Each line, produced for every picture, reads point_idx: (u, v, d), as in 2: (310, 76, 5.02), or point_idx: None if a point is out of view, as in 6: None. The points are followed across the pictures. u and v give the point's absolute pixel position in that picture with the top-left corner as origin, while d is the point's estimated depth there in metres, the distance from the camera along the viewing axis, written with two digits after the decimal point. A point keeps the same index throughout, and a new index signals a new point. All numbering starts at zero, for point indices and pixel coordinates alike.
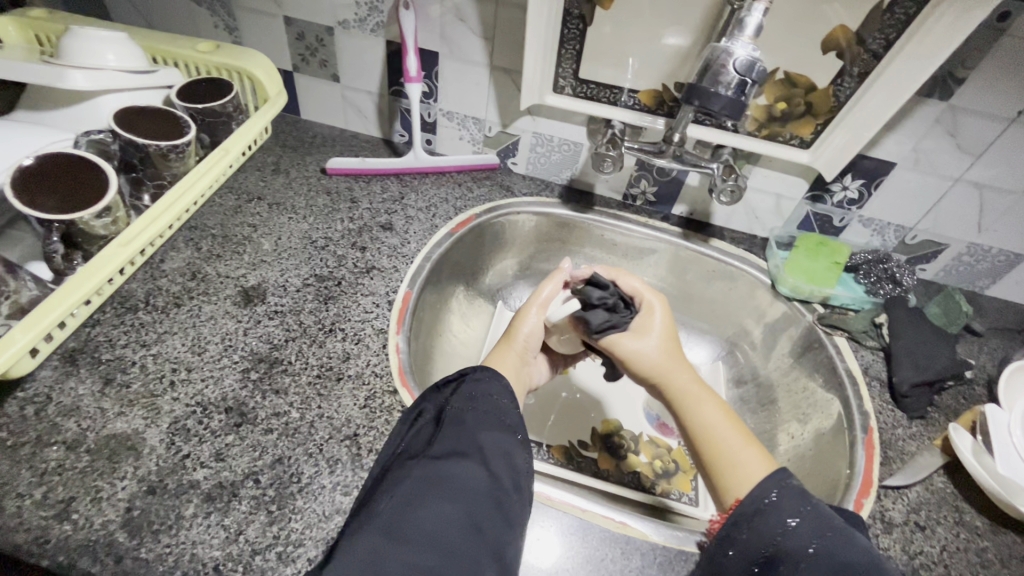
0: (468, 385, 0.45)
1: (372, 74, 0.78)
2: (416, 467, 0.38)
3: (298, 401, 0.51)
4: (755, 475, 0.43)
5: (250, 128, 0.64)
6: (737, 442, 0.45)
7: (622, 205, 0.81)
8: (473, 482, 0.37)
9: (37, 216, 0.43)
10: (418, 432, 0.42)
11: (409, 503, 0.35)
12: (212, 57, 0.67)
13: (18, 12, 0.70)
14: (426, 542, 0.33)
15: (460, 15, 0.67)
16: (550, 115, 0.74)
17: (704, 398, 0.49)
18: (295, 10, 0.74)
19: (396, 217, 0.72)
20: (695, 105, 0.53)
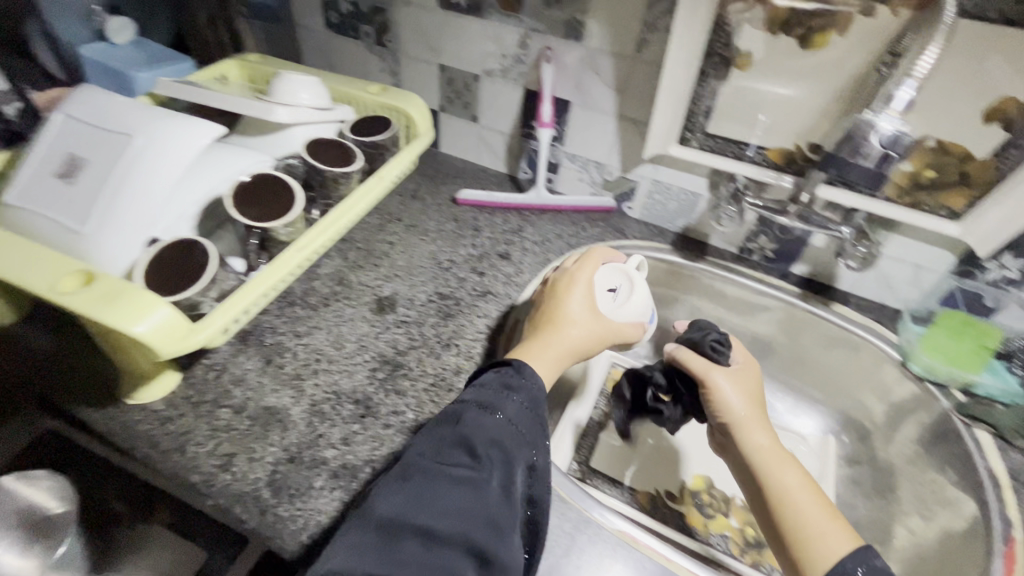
0: (504, 379, 0.48)
1: (508, 117, 0.85)
2: (423, 473, 0.40)
3: (414, 404, 0.57)
4: (839, 550, 0.43)
5: (401, 160, 0.74)
6: (821, 513, 0.46)
7: (737, 258, 0.80)
8: (466, 490, 0.39)
9: (245, 223, 0.55)
10: (443, 419, 0.45)
11: (408, 513, 0.38)
12: (379, 98, 0.78)
13: (241, 56, 0.88)
14: (430, 545, 0.36)
15: (597, 68, 0.73)
16: (672, 164, 0.76)
17: (790, 461, 0.50)
18: (450, 60, 0.84)
19: (514, 248, 0.77)
20: (830, 172, 0.56)
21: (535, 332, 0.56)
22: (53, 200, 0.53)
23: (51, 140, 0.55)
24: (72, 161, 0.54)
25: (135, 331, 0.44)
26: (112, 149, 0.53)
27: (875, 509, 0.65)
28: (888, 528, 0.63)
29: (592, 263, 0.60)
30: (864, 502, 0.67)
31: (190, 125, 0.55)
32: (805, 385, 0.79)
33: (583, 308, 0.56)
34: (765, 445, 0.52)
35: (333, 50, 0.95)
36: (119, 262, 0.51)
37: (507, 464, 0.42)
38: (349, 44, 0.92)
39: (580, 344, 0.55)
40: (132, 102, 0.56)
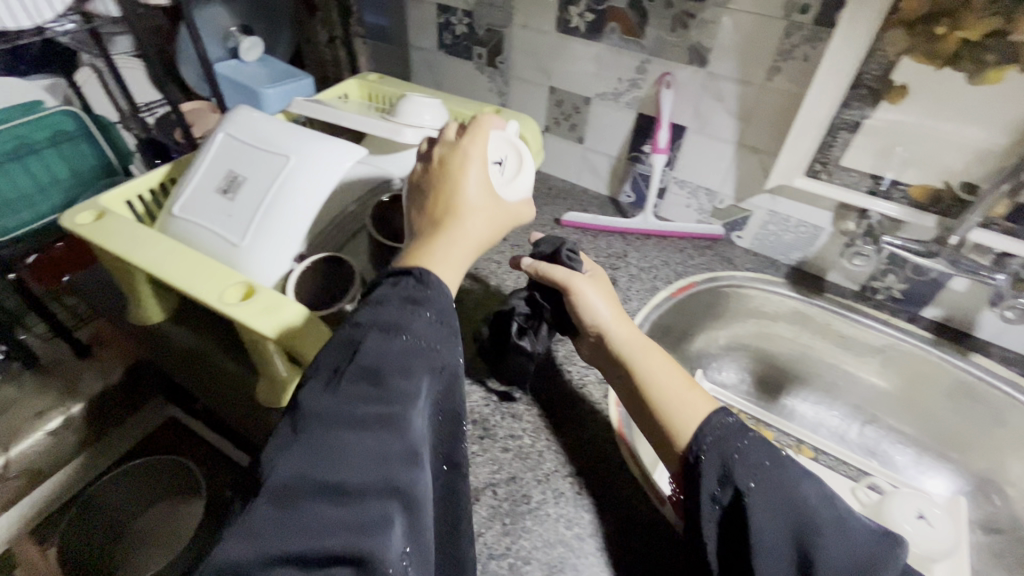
0: (394, 288, 0.41)
1: (616, 140, 0.85)
2: (315, 417, 0.34)
3: (531, 429, 0.57)
4: (702, 411, 0.46)
5: None
6: (680, 385, 0.49)
7: (858, 296, 0.75)
8: (381, 433, 0.34)
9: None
10: (341, 344, 0.38)
11: (303, 471, 0.32)
12: None
13: (362, 76, 0.93)
14: (331, 499, 0.31)
15: (720, 95, 0.71)
16: (794, 195, 0.73)
17: (656, 350, 0.53)
18: (561, 82, 0.85)
19: (620, 273, 0.77)
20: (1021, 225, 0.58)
21: (432, 230, 0.48)
22: (214, 213, 0.57)
23: (212, 157, 0.60)
24: (232, 177, 0.58)
25: (293, 343, 0.47)
26: (267, 168, 0.57)
27: None
28: None
29: (483, 135, 0.53)
30: None
31: (337, 147, 0.58)
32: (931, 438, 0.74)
33: (481, 190, 0.50)
34: (639, 339, 0.53)
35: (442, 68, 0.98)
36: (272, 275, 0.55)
37: (409, 387, 0.36)
38: (460, 64, 0.95)
39: (481, 235, 0.49)
40: (285, 124, 0.60)
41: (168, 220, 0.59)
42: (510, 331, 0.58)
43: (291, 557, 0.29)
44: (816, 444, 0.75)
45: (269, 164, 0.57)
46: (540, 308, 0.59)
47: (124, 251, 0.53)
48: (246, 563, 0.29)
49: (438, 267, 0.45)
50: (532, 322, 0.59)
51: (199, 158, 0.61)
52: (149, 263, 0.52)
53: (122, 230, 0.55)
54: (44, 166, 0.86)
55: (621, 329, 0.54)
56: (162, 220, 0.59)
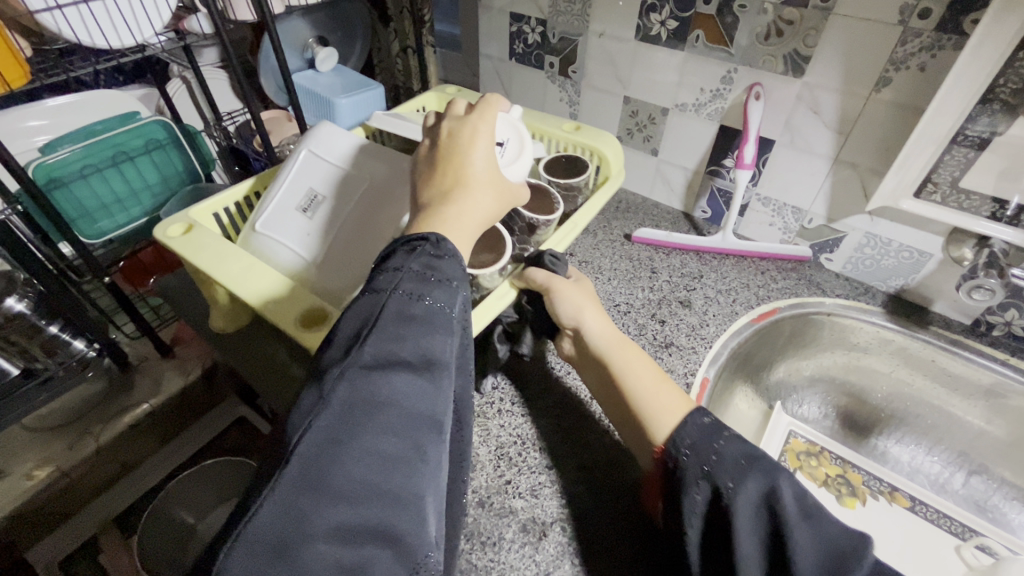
0: (420, 252, 0.38)
1: (695, 153, 0.81)
2: (336, 383, 0.30)
3: (601, 462, 0.54)
4: (673, 406, 0.46)
5: (592, 204, 0.71)
6: (651, 382, 0.49)
7: (970, 331, 0.67)
8: (409, 400, 0.31)
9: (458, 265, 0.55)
10: (364, 308, 0.34)
11: (327, 440, 0.28)
12: (575, 137, 0.77)
13: (440, 88, 0.92)
14: (359, 471, 0.27)
15: (817, 107, 0.65)
16: (898, 218, 0.66)
17: (628, 344, 0.54)
18: (637, 92, 0.81)
19: (695, 295, 0.72)
20: None
21: (438, 198, 0.44)
22: (294, 229, 0.59)
23: (293, 173, 0.61)
24: (313, 196, 0.60)
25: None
26: (350, 192, 0.59)
27: None
28: None
29: (491, 114, 0.51)
30: None
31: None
32: None
33: (488, 164, 0.47)
34: (606, 337, 0.54)
35: (513, 77, 0.97)
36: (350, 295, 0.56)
37: (434, 355, 0.33)
38: (530, 73, 0.94)
39: (487, 211, 0.46)
40: (369, 146, 0.62)
41: (249, 234, 0.59)
42: (493, 335, 0.62)
43: (325, 534, 0.25)
44: (913, 493, 0.68)
45: (352, 190, 0.60)
46: (524, 310, 0.63)
47: (208, 266, 0.54)
48: (277, 541, 0.25)
49: (450, 234, 0.42)
50: (518, 325, 0.62)
51: (281, 173, 0.62)
52: (230, 280, 0.52)
53: (207, 243, 0.56)
54: (138, 172, 0.91)
55: (598, 329, 0.55)
56: (244, 234, 0.60)
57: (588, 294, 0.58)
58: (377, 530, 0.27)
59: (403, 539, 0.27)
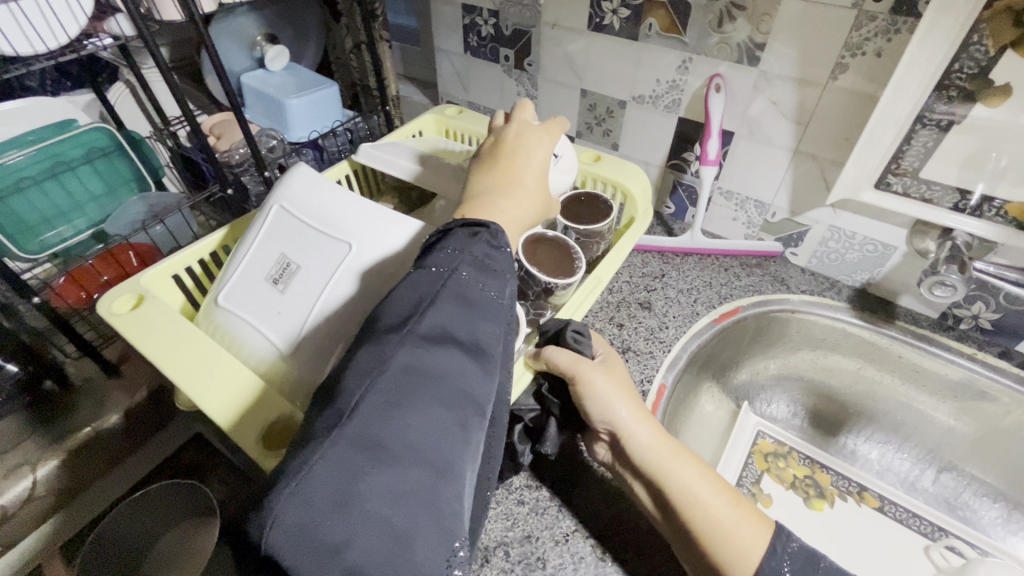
0: (467, 240, 0.39)
1: (655, 147, 0.78)
2: (394, 350, 0.30)
3: (550, 480, 0.52)
4: (754, 538, 0.41)
5: (620, 253, 0.61)
6: (723, 503, 0.43)
7: (936, 325, 0.65)
8: (458, 376, 0.31)
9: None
10: (416, 288, 0.35)
11: (381, 404, 0.28)
12: (594, 169, 0.66)
13: (442, 109, 0.80)
14: (409, 444, 0.28)
15: (774, 97, 0.62)
16: (860, 210, 0.63)
17: (684, 453, 0.46)
18: (594, 84, 0.78)
19: (656, 296, 0.69)
20: None
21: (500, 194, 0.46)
22: (263, 308, 0.47)
23: (265, 234, 0.50)
24: (285, 264, 0.48)
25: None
26: (317, 254, 0.47)
27: None
28: None
29: (559, 134, 0.52)
30: None
31: (398, 224, 0.48)
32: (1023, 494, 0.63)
33: (540, 175, 0.50)
34: (654, 445, 0.46)
35: (470, 72, 0.93)
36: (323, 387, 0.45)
37: (480, 339, 0.34)
38: (486, 67, 0.90)
39: (531, 216, 0.48)
40: (349, 195, 0.49)
41: (212, 309, 0.50)
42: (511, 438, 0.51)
43: (373, 496, 0.25)
44: (882, 492, 0.67)
45: (332, 256, 0.46)
46: (546, 402, 0.52)
47: (154, 355, 0.45)
48: (337, 492, 0.25)
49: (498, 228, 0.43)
50: (540, 421, 0.52)
51: (251, 233, 0.51)
52: (181, 374, 0.43)
53: (155, 326, 0.47)
54: (80, 183, 0.86)
55: (642, 434, 0.46)
56: (206, 307, 0.51)
57: (619, 379, 0.49)
58: (419, 499, 0.26)
59: (442, 514, 0.27)
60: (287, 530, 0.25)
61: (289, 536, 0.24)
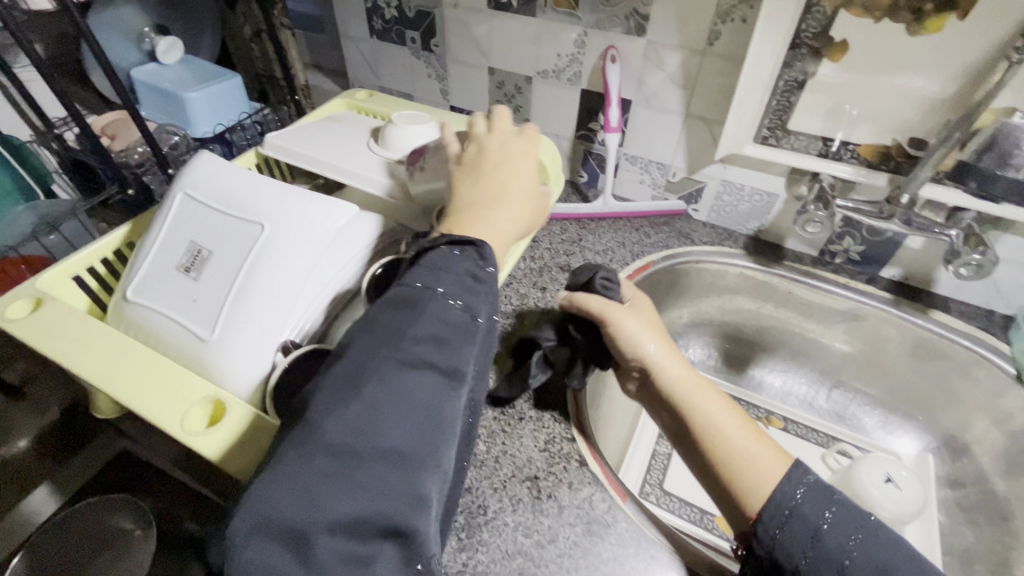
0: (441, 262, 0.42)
1: (563, 120, 0.81)
2: (368, 384, 0.35)
3: (485, 434, 0.54)
4: (771, 470, 0.45)
5: None
6: (746, 435, 0.47)
7: (817, 260, 0.74)
8: (421, 394, 0.35)
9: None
10: (394, 314, 0.39)
11: (355, 429, 0.33)
12: None
13: (347, 93, 0.79)
14: (378, 466, 0.32)
15: (662, 65, 0.67)
16: (746, 164, 0.70)
17: (709, 388, 0.51)
18: (500, 61, 0.80)
19: (575, 259, 0.74)
20: (972, 186, 0.55)
21: (491, 201, 0.49)
22: (176, 298, 0.47)
23: (170, 225, 0.49)
24: (195, 252, 0.47)
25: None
26: (238, 244, 0.46)
27: (986, 538, 0.61)
28: (1005, 560, 0.58)
29: (535, 138, 0.55)
30: (970, 530, 0.63)
31: (322, 208, 0.47)
32: (895, 398, 0.73)
33: (527, 177, 0.52)
34: (681, 379, 0.52)
35: (378, 57, 0.93)
36: (250, 377, 0.44)
37: (456, 362, 0.37)
38: (393, 50, 0.90)
39: (524, 217, 0.50)
40: (256, 177, 0.49)
41: (121, 305, 0.48)
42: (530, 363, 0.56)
43: (329, 523, 0.30)
44: (785, 414, 0.75)
45: (242, 239, 0.46)
46: (571, 338, 0.58)
47: (62, 357, 0.43)
48: (302, 513, 0.30)
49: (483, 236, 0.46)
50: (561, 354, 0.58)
51: (155, 225, 0.50)
52: (94, 372, 0.42)
53: (62, 327, 0.45)
54: None
55: (671, 370, 0.52)
56: (115, 305, 0.49)
57: (651, 322, 0.56)
58: (383, 508, 0.31)
59: (408, 520, 0.31)
60: (256, 547, 0.30)
61: (260, 554, 0.30)
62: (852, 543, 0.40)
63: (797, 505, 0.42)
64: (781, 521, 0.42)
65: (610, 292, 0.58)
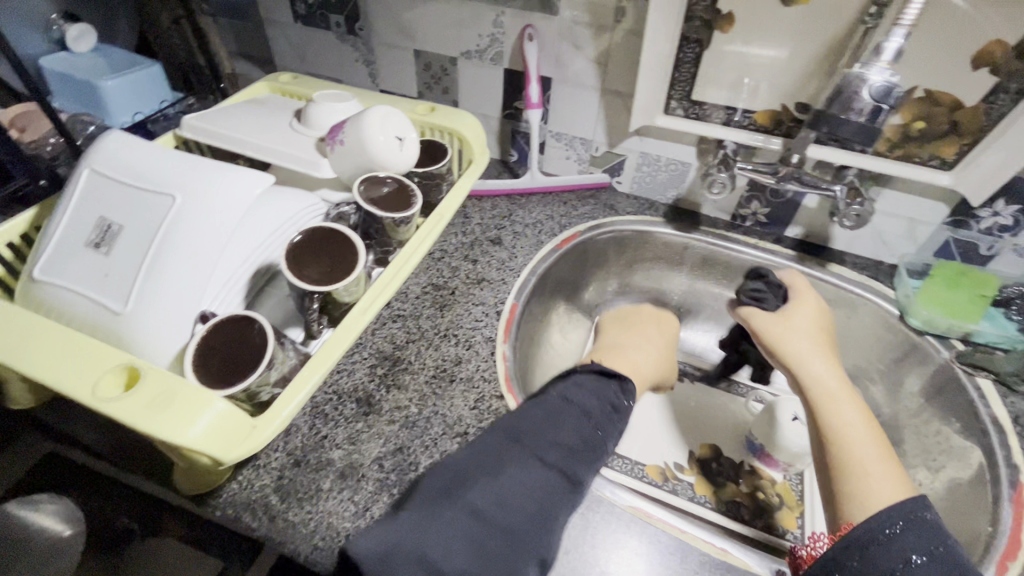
0: (577, 385, 0.52)
1: (490, 100, 0.84)
2: (507, 463, 0.44)
3: (416, 398, 0.56)
4: (885, 491, 0.46)
5: (460, 190, 0.66)
6: (872, 452, 0.49)
7: (730, 224, 0.79)
8: (545, 483, 0.43)
9: (302, 287, 0.46)
10: (533, 417, 0.48)
11: (494, 493, 0.41)
12: (429, 118, 0.70)
13: (270, 76, 0.79)
14: (499, 534, 0.39)
15: (576, 42, 0.71)
16: (660, 135, 0.75)
17: (846, 399, 0.54)
18: (424, 43, 0.82)
19: (505, 233, 0.76)
20: (822, 132, 0.53)
21: (621, 334, 0.72)
22: (86, 274, 0.46)
23: (78, 202, 0.48)
24: (104, 227, 0.47)
25: (186, 437, 0.38)
26: (149, 215, 0.46)
27: None
28: None
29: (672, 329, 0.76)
30: None
31: (236, 177, 0.48)
32: None
33: (660, 339, 0.73)
34: (835, 386, 0.55)
35: (304, 43, 0.92)
36: (167, 347, 0.44)
37: (577, 471, 0.45)
38: (319, 35, 0.90)
39: (651, 363, 0.67)
40: (168, 152, 0.49)
41: (28, 286, 0.47)
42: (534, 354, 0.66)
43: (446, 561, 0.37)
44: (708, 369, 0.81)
45: (154, 210, 0.46)
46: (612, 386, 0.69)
47: None
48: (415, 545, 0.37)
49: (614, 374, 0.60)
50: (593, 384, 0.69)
51: (62, 203, 0.49)
52: None
53: None
54: None
55: (830, 386, 0.55)
56: (21, 286, 0.47)
57: (822, 339, 0.60)
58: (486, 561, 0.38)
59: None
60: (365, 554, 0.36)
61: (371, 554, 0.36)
62: (938, 549, 0.40)
63: (918, 518, 0.42)
64: (897, 524, 0.42)
65: (763, 295, 0.63)
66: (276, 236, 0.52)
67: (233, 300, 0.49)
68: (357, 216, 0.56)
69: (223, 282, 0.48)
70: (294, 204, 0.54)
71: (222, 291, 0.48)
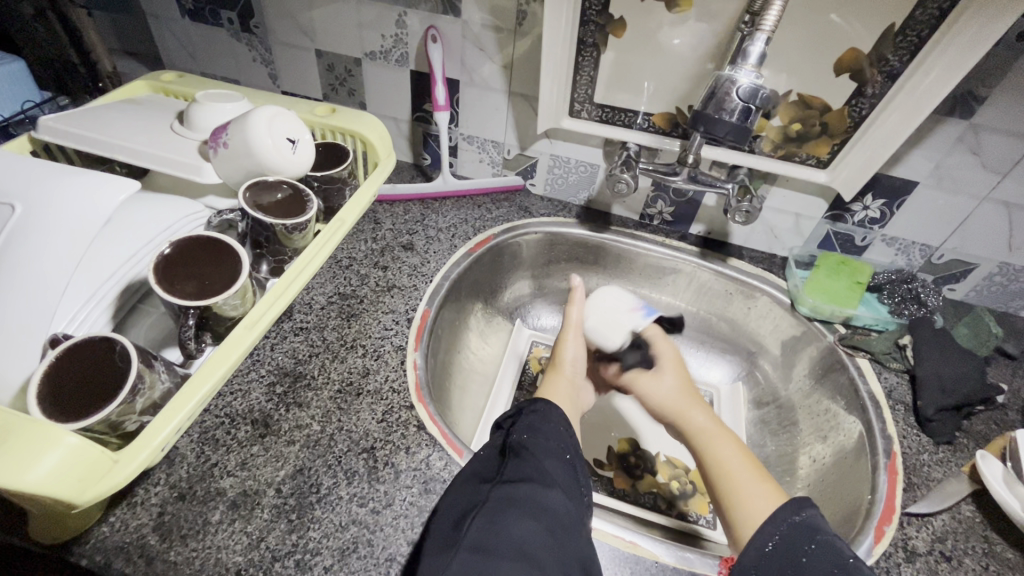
0: (536, 420, 0.47)
1: (400, 103, 0.82)
2: (490, 492, 0.39)
3: (319, 414, 0.53)
4: (764, 507, 0.46)
5: (366, 189, 0.63)
6: (748, 476, 0.48)
7: (639, 224, 0.82)
8: (555, 504, 0.40)
9: (175, 304, 0.43)
10: (486, 464, 0.43)
11: (492, 520, 0.36)
12: (329, 121, 0.67)
13: (152, 74, 0.72)
14: (509, 554, 0.35)
15: (479, 43, 0.70)
16: (567, 137, 0.76)
17: (721, 435, 0.53)
18: (326, 43, 0.78)
19: (418, 237, 0.75)
20: (700, 130, 0.55)
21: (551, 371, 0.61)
22: None
23: None
24: None
25: (28, 481, 0.32)
26: None
27: (782, 443, 0.72)
28: (795, 458, 0.69)
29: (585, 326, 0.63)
30: (772, 439, 0.73)
31: (94, 185, 0.43)
32: (713, 339, 0.83)
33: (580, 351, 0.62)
34: (705, 423, 0.55)
35: (193, 39, 0.86)
36: (9, 378, 0.39)
37: (572, 488, 0.42)
38: (211, 33, 0.84)
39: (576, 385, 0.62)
40: (18, 162, 0.44)
41: None
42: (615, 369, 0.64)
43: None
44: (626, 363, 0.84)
45: None
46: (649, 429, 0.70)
47: None
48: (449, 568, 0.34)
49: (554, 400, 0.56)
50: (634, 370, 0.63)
51: None
52: None
53: None
54: None
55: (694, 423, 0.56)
56: None
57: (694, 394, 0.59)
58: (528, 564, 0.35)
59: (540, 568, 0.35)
60: None
61: None
62: (808, 547, 0.40)
63: (773, 523, 0.42)
64: (770, 538, 0.41)
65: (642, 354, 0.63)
66: (148, 246, 0.48)
67: (95, 321, 0.44)
68: (244, 224, 0.53)
69: (79, 301, 0.43)
70: (169, 214, 0.50)
71: (80, 310, 0.43)
